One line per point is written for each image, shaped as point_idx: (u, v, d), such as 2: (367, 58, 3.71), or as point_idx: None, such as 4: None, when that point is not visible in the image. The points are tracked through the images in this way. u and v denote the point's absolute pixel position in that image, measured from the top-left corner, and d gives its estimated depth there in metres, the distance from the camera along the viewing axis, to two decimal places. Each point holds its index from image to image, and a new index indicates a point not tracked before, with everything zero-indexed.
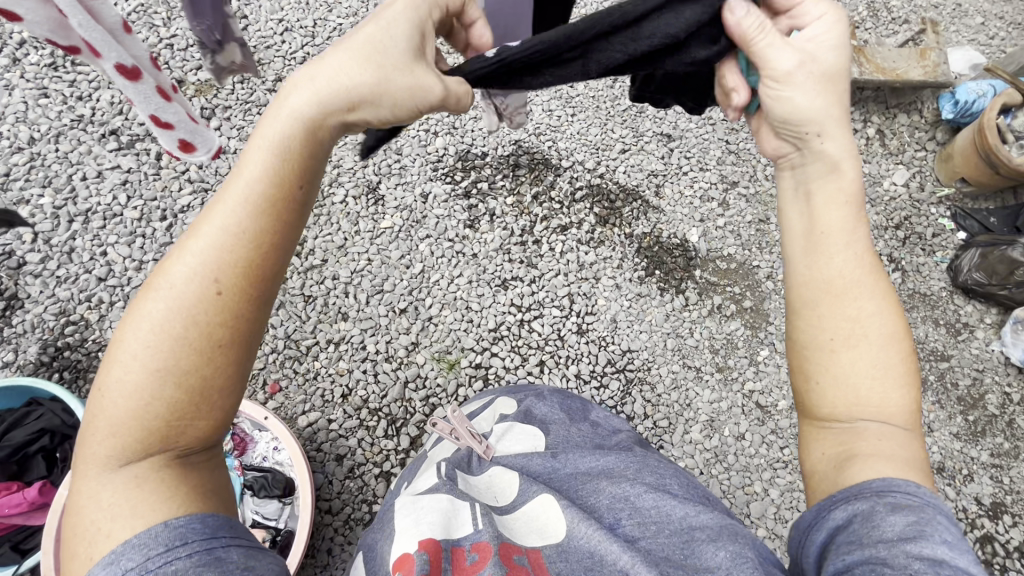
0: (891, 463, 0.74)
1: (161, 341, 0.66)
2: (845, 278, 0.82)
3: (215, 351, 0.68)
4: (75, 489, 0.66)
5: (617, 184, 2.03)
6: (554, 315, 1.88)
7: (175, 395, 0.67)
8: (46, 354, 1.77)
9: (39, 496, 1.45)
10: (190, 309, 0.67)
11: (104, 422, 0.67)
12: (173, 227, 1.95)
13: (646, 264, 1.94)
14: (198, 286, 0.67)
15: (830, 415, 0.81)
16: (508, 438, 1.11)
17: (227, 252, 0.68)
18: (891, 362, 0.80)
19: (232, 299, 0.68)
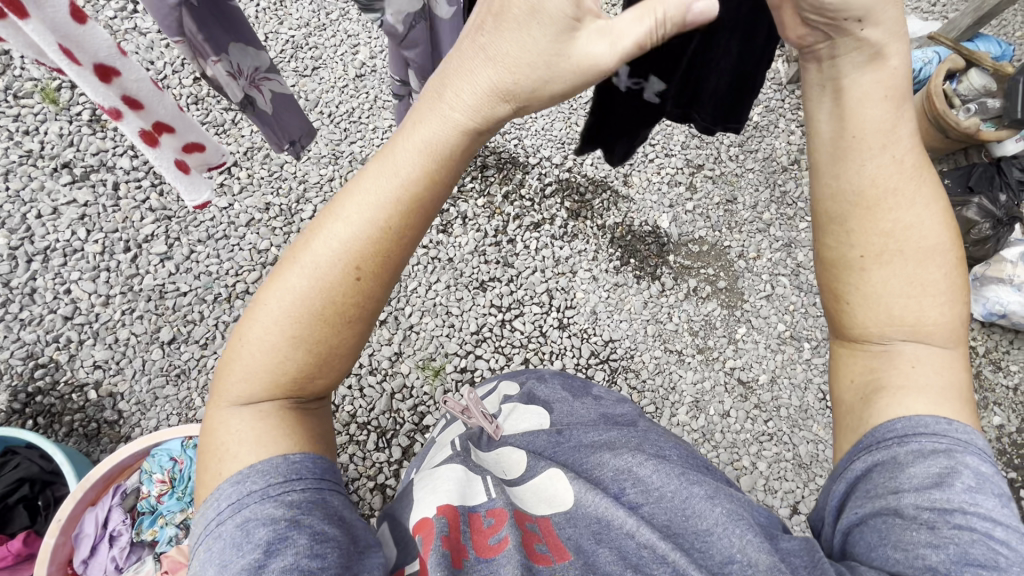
0: (922, 396, 0.70)
1: (306, 300, 0.62)
2: (886, 182, 0.71)
3: (350, 309, 0.63)
4: (206, 423, 0.65)
5: (585, 176, 2.04)
6: (534, 312, 1.89)
7: (308, 351, 0.63)
8: (16, 401, 1.71)
9: (24, 546, 1.41)
10: (335, 265, 0.62)
11: (237, 370, 0.64)
12: (139, 257, 1.90)
13: (620, 254, 1.96)
14: (342, 251, 0.62)
15: (862, 336, 0.75)
16: (515, 416, 1.02)
17: (372, 216, 0.62)
18: (937, 275, 0.72)
19: (376, 267, 0.63)
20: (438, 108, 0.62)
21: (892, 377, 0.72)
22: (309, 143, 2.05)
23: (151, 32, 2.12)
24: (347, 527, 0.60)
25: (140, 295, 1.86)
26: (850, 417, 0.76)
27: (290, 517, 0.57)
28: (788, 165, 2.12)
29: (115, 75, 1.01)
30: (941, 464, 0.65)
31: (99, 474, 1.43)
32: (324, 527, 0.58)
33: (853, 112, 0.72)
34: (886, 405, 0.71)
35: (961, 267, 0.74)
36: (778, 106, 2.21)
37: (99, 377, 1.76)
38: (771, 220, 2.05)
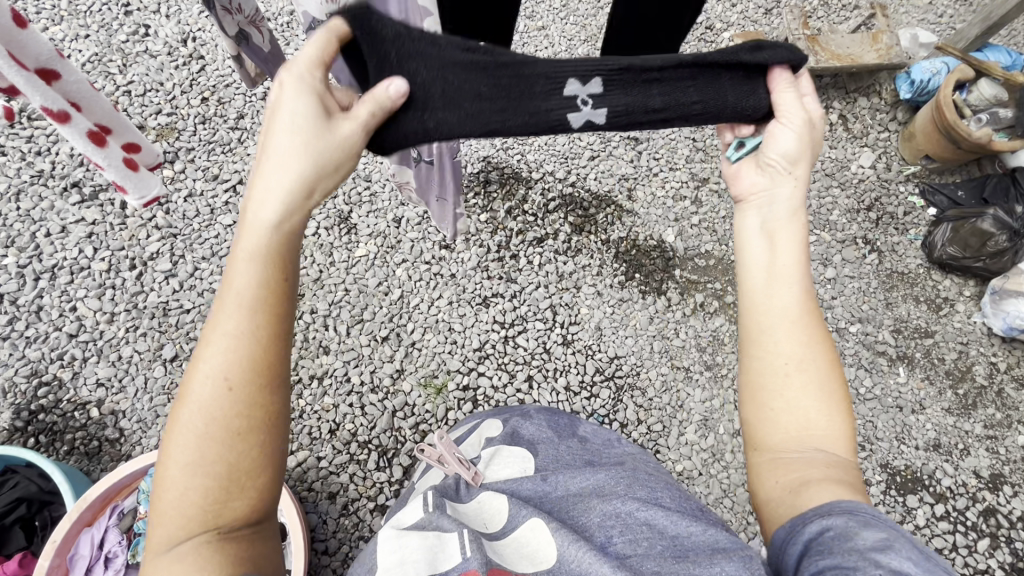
0: (836, 489, 0.74)
1: (198, 427, 0.65)
2: (801, 311, 0.85)
3: (247, 417, 0.66)
4: None
5: (588, 191, 2.03)
6: (538, 328, 1.86)
7: (210, 470, 0.64)
8: (19, 419, 1.71)
9: (19, 567, 1.40)
10: (218, 395, 0.65)
11: (156, 532, 0.64)
12: (144, 275, 1.91)
13: (625, 268, 1.93)
14: (216, 381, 0.65)
15: (778, 445, 0.82)
16: (496, 461, 0.97)
17: (239, 337, 0.66)
18: (838, 392, 0.83)
19: (252, 381, 0.66)
20: (282, 176, 0.74)
21: (805, 477, 0.77)
22: None
23: (162, 54, 2.17)
24: None
25: (144, 312, 1.86)
26: (773, 507, 0.79)
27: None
28: None
29: (54, 77, 1.13)
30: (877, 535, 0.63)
31: (96, 494, 1.41)
32: None
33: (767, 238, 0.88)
34: (803, 501, 0.75)
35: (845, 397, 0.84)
36: None
37: (101, 396, 1.76)
38: None
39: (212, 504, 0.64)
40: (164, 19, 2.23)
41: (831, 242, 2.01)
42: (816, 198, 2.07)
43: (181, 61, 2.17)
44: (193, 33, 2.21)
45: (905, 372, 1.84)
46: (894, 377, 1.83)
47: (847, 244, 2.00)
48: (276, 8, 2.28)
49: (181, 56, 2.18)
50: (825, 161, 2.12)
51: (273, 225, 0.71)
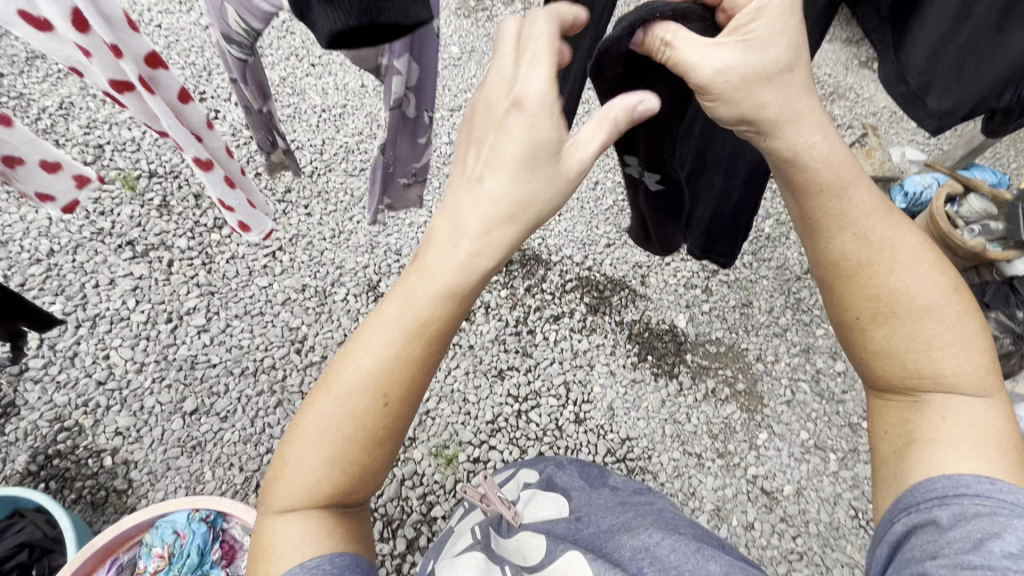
0: (958, 451, 0.74)
1: (337, 418, 0.67)
2: (857, 255, 0.84)
3: (383, 413, 0.67)
4: (257, 541, 0.69)
5: (604, 275, 2.15)
6: (551, 404, 1.89)
7: (337, 460, 0.67)
8: (34, 463, 1.73)
9: None
10: (358, 394, 0.67)
11: (281, 494, 0.67)
12: (178, 328, 2.01)
13: (638, 350, 1.99)
14: (369, 389, 0.66)
15: (886, 386, 0.84)
16: (534, 503, 1.02)
17: (394, 355, 0.66)
18: (941, 333, 0.80)
19: (396, 400, 0.67)
20: (478, 224, 0.67)
21: (918, 434, 0.78)
22: (349, 233, 2.23)
23: (226, 135, 2.44)
24: None
25: (172, 364, 1.94)
26: (881, 463, 0.83)
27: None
28: (801, 274, 2.21)
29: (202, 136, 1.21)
30: (984, 528, 0.65)
31: (101, 543, 1.40)
32: None
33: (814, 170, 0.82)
34: (912, 467, 0.76)
35: (960, 310, 0.81)
36: (788, 219, 2.35)
37: (117, 444, 1.79)
38: (787, 325, 2.09)
39: (328, 493, 0.67)
40: (233, 106, 2.53)
41: None
42: None
43: (243, 141, 2.44)
44: None
45: None
46: None
47: None
48: (332, 101, 2.59)
49: (243, 137, 2.45)
50: None
51: (463, 240, 0.67)
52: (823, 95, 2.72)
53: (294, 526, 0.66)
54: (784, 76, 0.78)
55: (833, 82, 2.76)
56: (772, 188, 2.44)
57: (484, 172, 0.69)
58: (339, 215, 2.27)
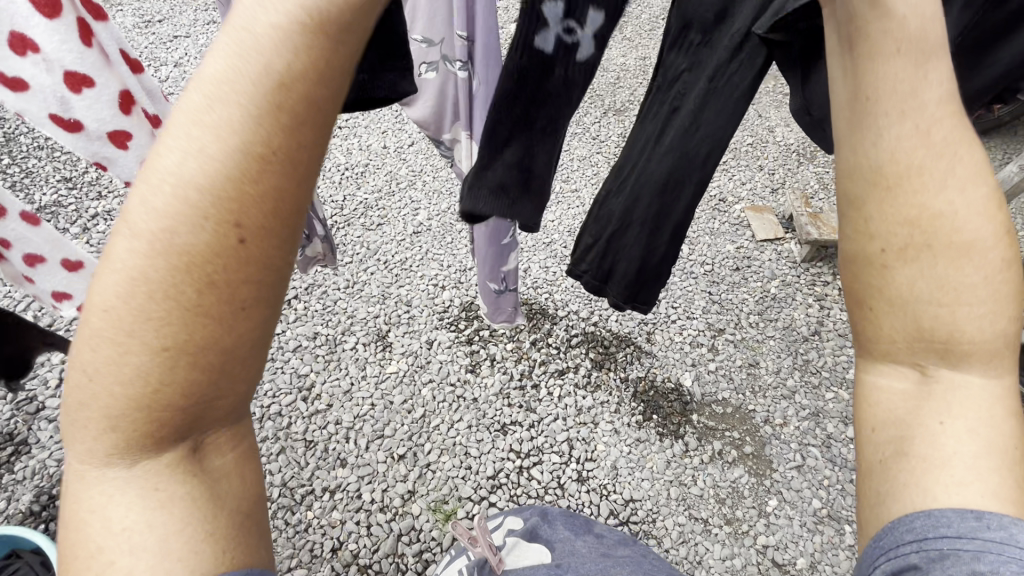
0: (954, 472, 0.52)
1: (151, 295, 0.41)
2: (912, 156, 0.56)
3: (238, 268, 0.42)
4: (71, 507, 0.45)
5: (610, 330, 2.17)
6: (553, 461, 1.86)
7: (153, 368, 0.41)
8: (37, 503, 1.74)
9: None
10: (185, 234, 0.41)
11: (86, 405, 0.43)
12: None
13: (642, 408, 1.98)
14: (186, 215, 0.41)
15: (886, 351, 0.59)
16: (516, 552, 1.01)
17: (213, 168, 0.41)
18: (977, 276, 0.55)
19: (253, 243, 0.42)
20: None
21: (913, 448, 0.55)
22: (362, 283, 2.31)
23: None
24: None
25: None
26: (862, 471, 0.60)
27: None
28: (809, 335, 2.21)
29: None
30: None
31: None
32: None
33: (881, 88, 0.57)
34: (895, 501, 0.55)
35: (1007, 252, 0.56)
36: (794, 280, 2.37)
37: None
38: (796, 387, 2.06)
39: (154, 421, 0.43)
40: None
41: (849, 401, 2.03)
42: (830, 356, 2.15)
43: None
44: None
45: None
46: None
47: None
48: (355, 160, 2.76)
49: None
50: (837, 322, 2.24)
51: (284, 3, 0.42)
52: (825, 163, 2.82)
53: (118, 496, 0.44)
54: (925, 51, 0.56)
55: None
56: (777, 250, 2.48)
57: None
58: (355, 266, 2.36)
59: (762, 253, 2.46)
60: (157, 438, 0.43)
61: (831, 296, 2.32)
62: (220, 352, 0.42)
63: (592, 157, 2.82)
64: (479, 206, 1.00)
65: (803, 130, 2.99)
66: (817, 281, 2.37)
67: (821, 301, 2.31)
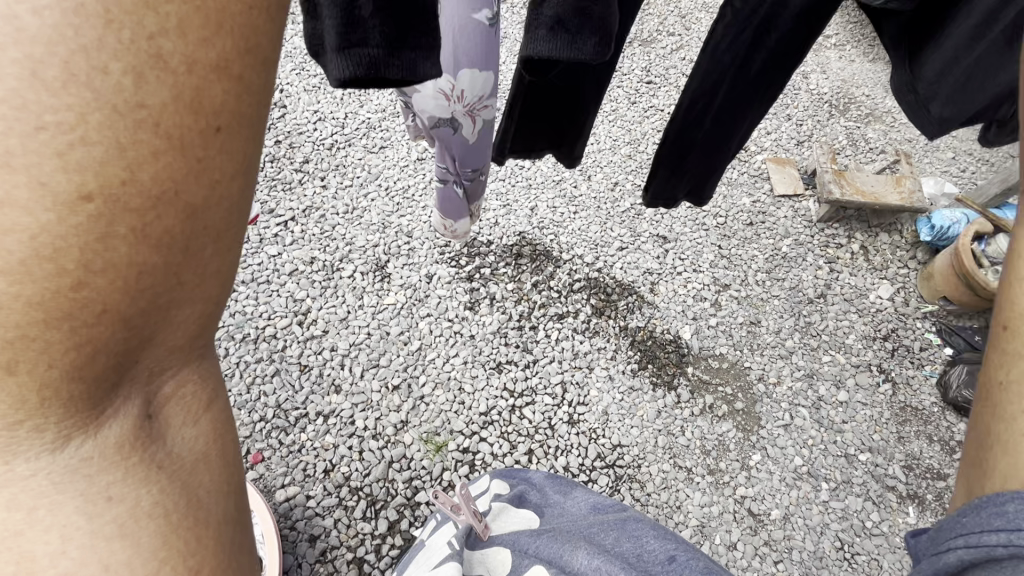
0: None
1: (42, 169, 0.30)
2: None
3: (196, 131, 0.35)
4: None
5: (613, 278, 2.12)
6: (546, 403, 1.88)
7: (44, 291, 0.31)
8: None
9: None
10: (87, 69, 0.31)
11: None
12: None
13: (639, 357, 1.97)
14: (101, 79, 0.31)
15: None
16: (502, 520, 1.02)
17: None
18: None
19: (201, 133, 0.35)
20: None
21: None
22: (363, 210, 2.22)
23: None
24: None
25: None
26: (986, 405, 0.57)
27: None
28: (815, 297, 2.17)
29: None
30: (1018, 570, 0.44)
31: None
32: None
33: None
34: (1004, 461, 0.52)
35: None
36: (807, 240, 2.30)
37: None
38: (794, 348, 2.05)
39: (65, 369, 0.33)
40: None
41: (845, 365, 2.03)
42: (833, 320, 2.13)
43: None
44: (283, 87, 2.48)
45: (915, 513, 1.78)
46: (903, 516, 1.77)
47: (861, 370, 2.03)
48: None
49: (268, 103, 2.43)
50: (844, 286, 2.20)
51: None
52: (858, 116, 2.65)
53: (19, 491, 0.34)
54: None
55: (870, 104, 2.69)
56: (794, 207, 2.39)
57: None
58: (354, 192, 2.25)
59: (778, 209, 2.37)
60: (75, 392, 0.34)
61: (842, 259, 2.26)
62: (187, 246, 0.36)
63: (612, 90, 2.63)
64: (543, 50, 0.84)
65: (840, 78, 2.78)
66: (830, 243, 2.30)
67: (832, 264, 2.25)
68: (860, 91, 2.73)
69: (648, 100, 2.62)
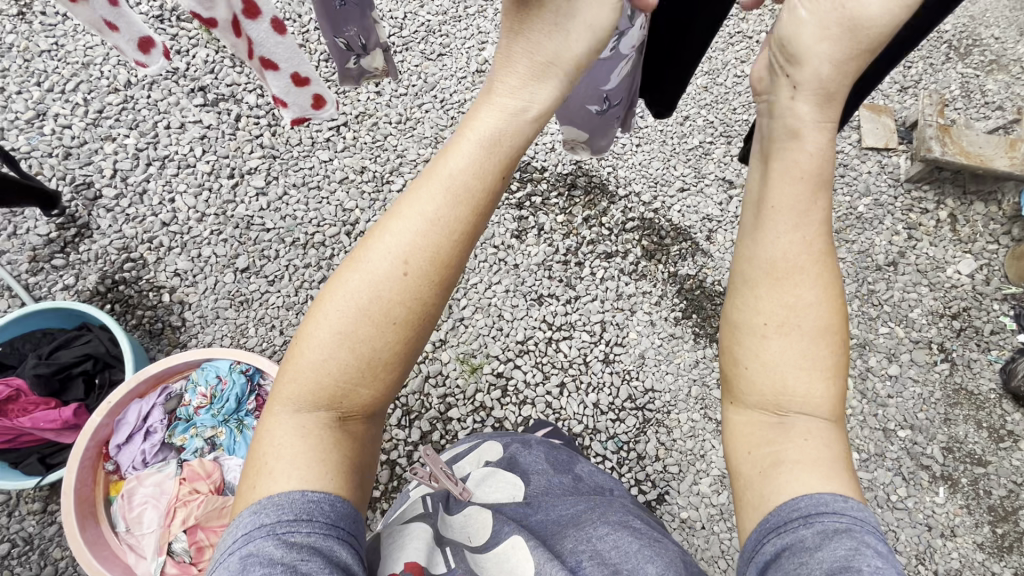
0: (820, 473, 0.64)
1: (364, 323, 0.62)
2: (793, 253, 0.69)
3: (428, 302, 0.64)
4: (256, 433, 0.65)
5: (669, 221, 2.02)
6: (583, 339, 1.87)
7: (351, 372, 0.63)
8: (102, 285, 1.85)
9: (73, 416, 1.51)
10: (393, 278, 0.63)
11: (288, 372, 0.64)
12: (238, 187, 2.00)
13: (684, 305, 1.92)
14: (393, 263, 0.63)
15: (763, 403, 0.69)
16: (487, 483, 1.04)
17: (427, 235, 0.63)
18: (830, 354, 0.69)
19: (426, 275, 0.63)
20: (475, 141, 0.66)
21: (786, 451, 0.66)
22: (416, 121, 2.12)
23: None
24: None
25: (230, 220, 1.96)
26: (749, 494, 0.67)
27: (293, 558, 0.54)
28: (884, 265, 2.01)
29: None
30: (846, 544, 0.57)
31: (154, 372, 1.46)
32: None
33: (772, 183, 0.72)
34: (777, 494, 0.64)
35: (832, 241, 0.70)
36: (890, 201, 2.09)
37: (175, 284, 1.88)
38: (851, 315, 1.95)
39: (337, 406, 0.64)
40: None
41: (903, 339, 1.93)
42: (899, 291, 1.98)
43: None
44: None
45: (945, 494, 1.77)
46: (932, 495, 1.76)
47: (918, 346, 1.92)
48: None
49: None
50: (920, 257, 2.02)
51: (518, 115, 0.69)
52: (981, 63, 2.29)
53: (287, 458, 0.62)
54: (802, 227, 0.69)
55: (998, 48, 2.31)
56: (882, 162, 2.14)
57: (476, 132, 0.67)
58: (408, 102, 2.15)
59: (863, 162, 2.13)
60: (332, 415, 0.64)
61: (925, 227, 2.05)
62: (405, 358, 0.65)
63: None
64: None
65: (968, 13, 2.37)
66: (915, 207, 2.08)
67: (912, 230, 2.06)
68: (990, 31, 2.33)
69: (738, 24, 2.32)
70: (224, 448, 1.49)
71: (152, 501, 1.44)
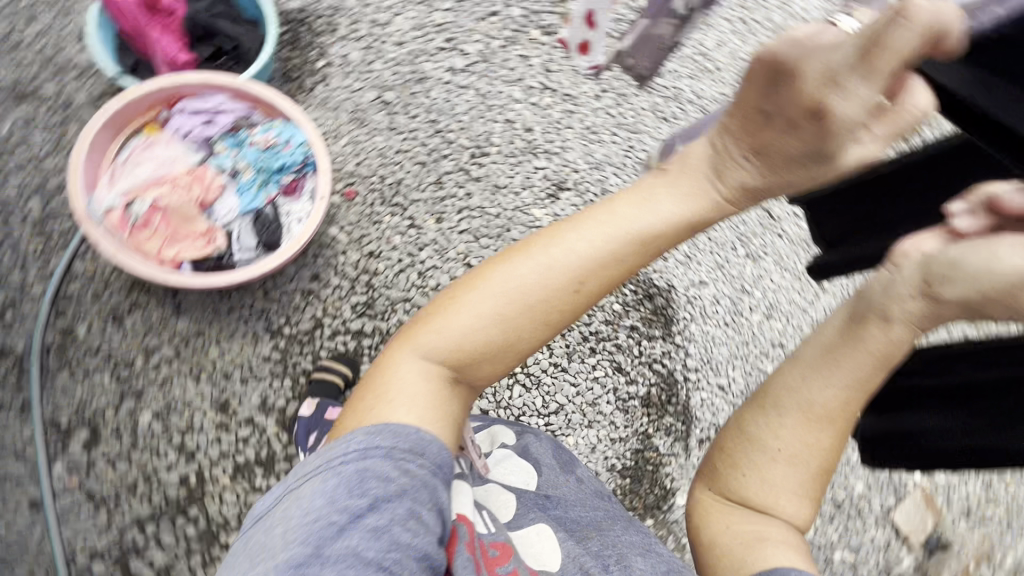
0: (777, 548, 0.96)
1: (501, 313, 0.98)
2: (829, 410, 0.98)
3: (577, 295, 1.00)
4: (387, 373, 1.00)
5: (689, 400, 1.89)
6: (534, 401, 1.85)
7: (482, 346, 0.99)
8: (296, 16, 2.06)
9: (182, 64, 1.64)
10: (558, 282, 0.99)
11: (437, 336, 0.99)
12: (441, 49, 2.10)
13: (628, 464, 1.83)
14: (565, 271, 0.99)
15: (742, 501, 1.02)
16: (502, 464, 1.27)
17: (596, 247, 1.00)
18: (808, 479, 1.01)
19: (586, 291, 1.00)
20: (665, 209, 1.02)
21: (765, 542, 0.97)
22: (599, 131, 2.06)
23: None
24: (403, 497, 0.86)
25: (411, 62, 2.07)
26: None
27: (396, 488, 0.86)
28: None
29: None
30: None
31: (255, 90, 1.54)
32: (421, 514, 0.87)
33: (810, 387, 0.99)
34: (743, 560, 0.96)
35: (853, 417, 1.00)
36: None
37: (334, 62, 2.04)
38: None
39: (460, 370, 1.00)
40: None
41: None
42: None
43: None
44: None
45: None
46: None
47: None
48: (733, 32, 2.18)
49: None
50: None
51: (683, 203, 1.03)
52: None
53: (398, 413, 0.95)
54: (854, 394, 0.97)
55: None
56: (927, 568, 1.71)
57: (649, 206, 1.02)
58: (613, 109, 2.09)
59: (911, 549, 1.73)
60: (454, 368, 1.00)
61: None
62: (545, 335, 1.02)
63: None
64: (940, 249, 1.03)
65: None
66: None
67: None
68: None
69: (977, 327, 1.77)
70: (236, 184, 1.57)
71: (160, 162, 1.55)
